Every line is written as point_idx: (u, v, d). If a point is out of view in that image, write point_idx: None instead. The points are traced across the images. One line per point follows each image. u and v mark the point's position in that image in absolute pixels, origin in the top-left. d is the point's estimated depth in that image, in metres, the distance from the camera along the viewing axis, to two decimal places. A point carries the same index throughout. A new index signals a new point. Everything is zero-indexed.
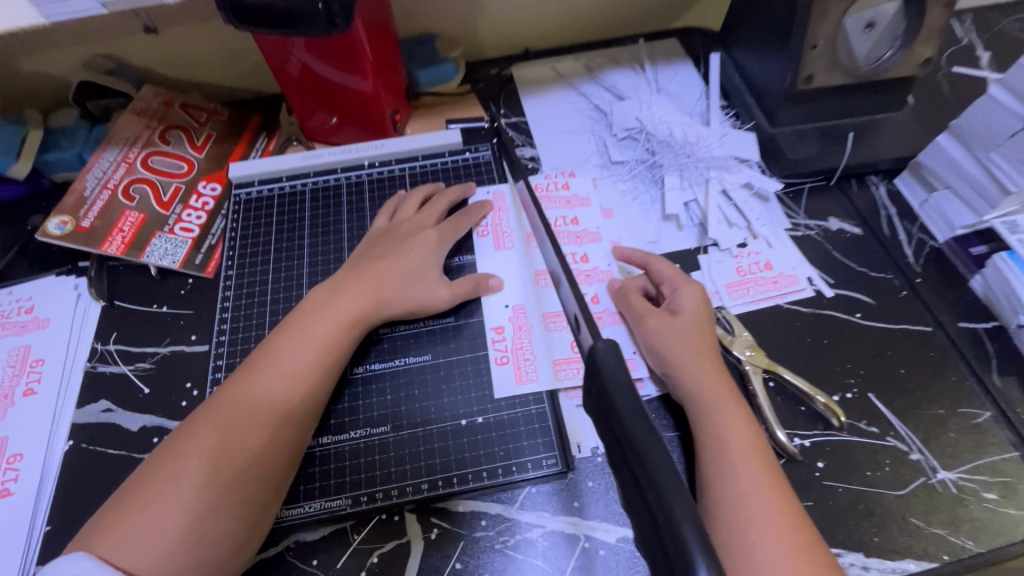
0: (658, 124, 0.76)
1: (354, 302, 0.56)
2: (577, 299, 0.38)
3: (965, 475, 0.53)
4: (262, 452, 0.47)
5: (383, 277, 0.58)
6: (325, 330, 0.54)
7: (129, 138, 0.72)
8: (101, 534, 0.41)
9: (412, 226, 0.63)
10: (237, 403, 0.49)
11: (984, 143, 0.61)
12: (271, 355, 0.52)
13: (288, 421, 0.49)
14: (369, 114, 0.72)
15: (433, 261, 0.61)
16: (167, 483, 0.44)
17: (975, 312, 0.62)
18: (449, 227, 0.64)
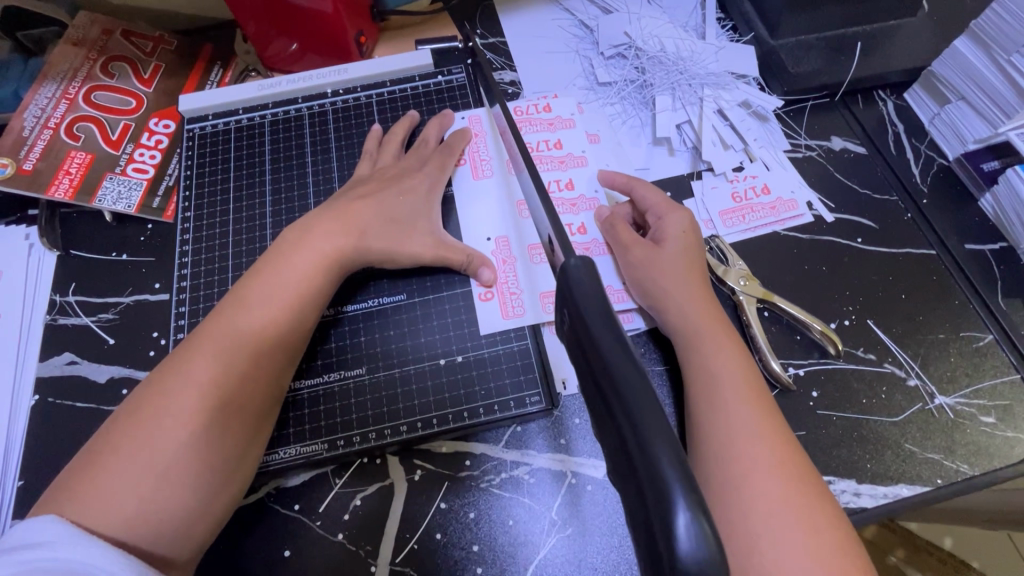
0: (648, 40, 0.70)
1: (330, 239, 0.51)
2: (551, 218, 0.34)
3: (963, 400, 0.51)
4: (231, 406, 0.43)
5: (362, 215, 0.53)
6: (298, 272, 0.49)
7: (68, 72, 0.66)
8: (65, 496, 0.38)
9: (390, 166, 0.59)
10: (204, 354, 0.44)
11: (1004, 43, 0.55)
12: (240, 301, 0.47)
13: (263, 370, 0.46)
14: (331, 38, 0.65)
15: (406, 195, 0.56)
16: (133, 442, 0.40)
17: (983, 233, 0.59)
18: (430, 160, 0.59)
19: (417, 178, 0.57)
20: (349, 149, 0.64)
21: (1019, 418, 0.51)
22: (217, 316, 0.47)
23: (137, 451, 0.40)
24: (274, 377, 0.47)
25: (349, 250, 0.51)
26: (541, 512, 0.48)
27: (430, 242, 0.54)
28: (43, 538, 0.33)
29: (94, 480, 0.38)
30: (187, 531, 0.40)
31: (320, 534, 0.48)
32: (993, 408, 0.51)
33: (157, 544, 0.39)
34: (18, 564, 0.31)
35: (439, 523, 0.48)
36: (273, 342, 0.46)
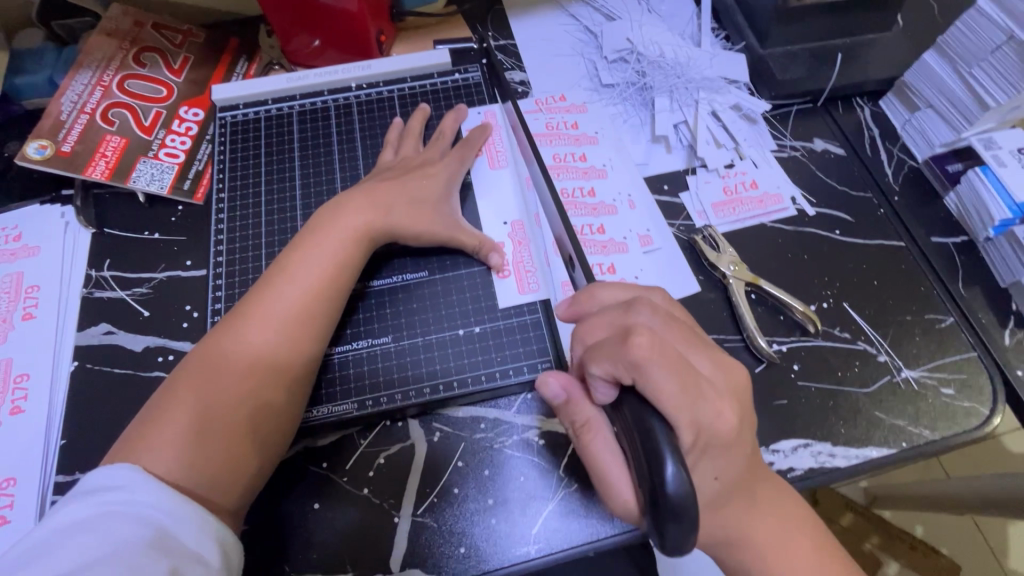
0: (648, 46, 0.75)
1: (361, 217, 0.56)
2: (574, 245, 0.47)
3: (927, 373, 0.58)
4: (280, 370, 0.48)
5: (393, 198, 0.58)
6: (337, 251, 0.53)
7: (101, 60, 0.70)
8: (131, 446, 0.43)
9: (420, 160, 0.63)
10: (253, 323, 0.49)
11: (967, 57, 0.62)
12: (282, 276, 0.51)
13: (305, 340, 0.50)
14: (353, 36, 0.70)
15: (427, 180, 0.61)
16: (192, 401, 0.45)
17: (947, 227, 0.65)
18: (459, 151, 0.64)
19: (442, 166, 0.63)
20: (372, 139, 0.68)
21: (975, 390, 0.57)
22: (262, 289, 0.51)
23: (195, 409, 0.45)
24: (316, 345, 0.51)
25: (381, 230, 0.56)
26: (548, 470, 0.53)
27: (451, 225, 0.59)
28: (117, 482, 0.39)
29: (157, 432, 0.43)
30: (240, 481, 0.45)
31: (348, 488, 0.52)
32: (953, 381, 0.57)
33: (214, 490, 0.43)
34: (101, 505, 0.37)
35: (457, 478, 0.52)
36: (314, 313, 0.51)
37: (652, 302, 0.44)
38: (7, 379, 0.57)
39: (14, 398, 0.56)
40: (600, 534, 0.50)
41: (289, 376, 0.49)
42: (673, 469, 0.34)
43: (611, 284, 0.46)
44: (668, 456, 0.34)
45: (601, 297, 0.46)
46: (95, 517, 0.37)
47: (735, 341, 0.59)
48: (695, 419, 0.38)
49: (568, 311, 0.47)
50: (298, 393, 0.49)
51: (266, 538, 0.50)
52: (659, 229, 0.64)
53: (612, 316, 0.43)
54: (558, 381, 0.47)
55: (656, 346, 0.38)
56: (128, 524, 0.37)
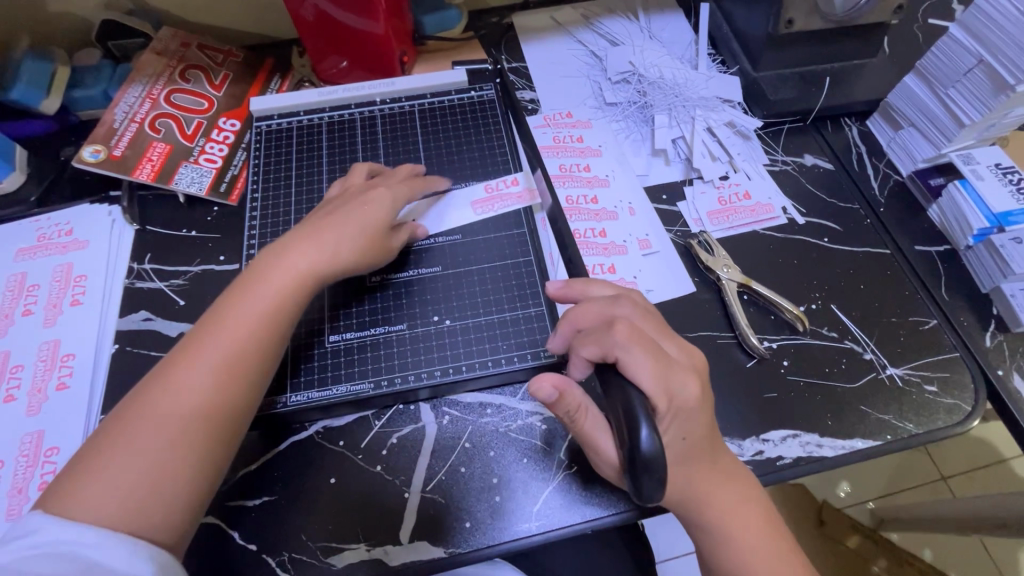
0: (649, 68, 0.81)
1: (298, 255, 0.55)
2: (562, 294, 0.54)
3: (910, 371, 0.61)
4: (214, 406, 0.48)
5: (330, 227, 0.56)
6: (275, 292, 0.53)
7: (152, 76, 0.77)
8: (60, 493, 0.43)
9: (361, 185, 0.62)
10: (194, 366, 0.49)
11: (943, 80, 0.67)
12: (220, 318, 0.51)
13: (247, 383, 0.50)
14: (380, 57, 0.77)
15: (364, 203, 0.59)
16: (126, 447, 0.45)
17: (932, 237, 0.69)
18: (400, 184, 0.63)
19: (379, 190, 0.61)
20: (394, 149, 0.74)
21: (957, 388, 0.60)
22: (205, 327, 0.51)
23: (129, 454, 0.45)
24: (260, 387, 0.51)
25: (318, 272, 0.55)
26: (550, 453, 0.56)
27: None
28: (34, 527, 0.41)
29: (87, 480, 0.43)
30: (174, 514, 0.45)
31: (363, 466, 0.56)
32: (935, 378, 0.60)
33: (149, 534, 0.43)
34: (23, 550, 0.40)
35: (464, 459, 0.56)
36: (247, 343, 0.51)
37: (634, 296, 0.51)
38: (53, 358, 0.62)
39: (60, 375, 0.61)
40: (601, 513, 0.54)
41: (228, 421, 0.49)
42: (647, 433, 0.39)
43: (600, 280, 0.53)
44: (643, 422, 0.39)
45: (589, 289, 0.52)
46: (14, 562, 0.39)
47: (728, 338, 0.63)
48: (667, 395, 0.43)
49: (558, 295, 0.52)
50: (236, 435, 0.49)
51: (286, 507, 0.54)
52: (658, 234, 0.69)
53: (598, 305, 0.49)
54: (547, 380, 0.45)
55: (634, 333, 0.45)
56: (57, 564, 0.39)
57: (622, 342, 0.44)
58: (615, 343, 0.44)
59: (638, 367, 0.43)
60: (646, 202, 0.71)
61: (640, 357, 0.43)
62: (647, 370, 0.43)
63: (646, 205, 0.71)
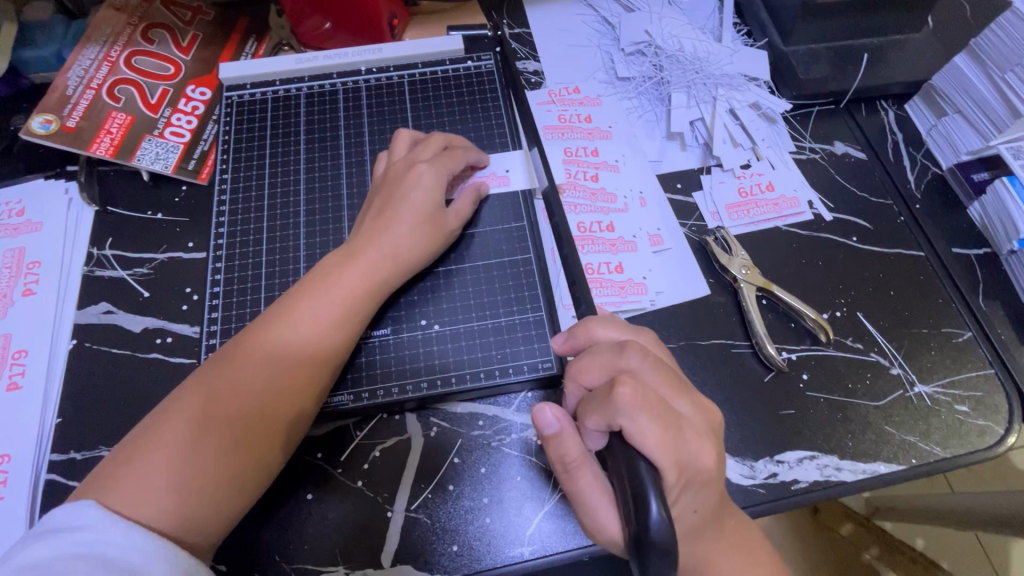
0: (667, 39, 0.73)
1: (373, 268, 0.52)
2: (565, 342, 0.47)
3: (940, 389, 0.56)
4: (271, 417, 0.46)
5: (392, 232, 0.54)
6: (342, 294, 0.51)
7: (110, 35, 0.69)
8: (101, 484, 0.41)
9: (402, 165, 0.58)
10: (244, 368, 0.47)
11: (1001, 63, 0.59)
12: (279, 322, 0.49)
13: (301, 386, 0.48)
14: (365, 19, 0.69)
15: (410, 188, 0.55)
16: (173, 441, 0.43)
17: (970, 238, 0.63)
18: (443, 163, 0.57)
19: (421, 172, 0.56)
20: (380, 127, 0.66)
21: (990, 408, 0.55)
22: (261, 325, 0.49)
23: (178, 447, 0.43)
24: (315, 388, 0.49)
25: (386, 276, 0.53)
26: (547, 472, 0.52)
27: (451, 224, 0.57)
28: (78, 522, 0.38)
29: (133, 469, 0.42)
30: (217, 523, 0.43)
31: (341, 481, 0.52)
32: (967, 398, 0.55)
33: (188, 534, 0.42)
34: (60, 547, 0.36)
35: (452, 475, 0.52)
36: (314, 355, 0.49)
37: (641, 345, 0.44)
38: (5, 354, 0.57)
39: (12, 374, 0.56)
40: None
41: (275, 424, 0.46)
42: (658, 510, 0.34)
43: (607, 321, 0.46)
44: (652, 495, 0.35)
45: (594, 333, 0.46)
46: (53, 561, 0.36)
47: (743, 347, 0.57)
48: (679, 458, 0.38)
49: (565, 348, 0.47)
50: (287, 441, 0.47)
51: (259, 527, 0.50)
52: (671, 229, 0.62)
53: (605, 355, 0.43)
54: (550, 409, 0.42)
55: (639, 392, 0.39)
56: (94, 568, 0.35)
57: (627, 402, 0.38)
58: (619, 404, 0.38)
59: (644, 431, 0.37)
60: (661, 195, 0.64)
61: (646, 424, 0.38)
62: (653, 434, 0.37)
63: (659, 199, 0.64)
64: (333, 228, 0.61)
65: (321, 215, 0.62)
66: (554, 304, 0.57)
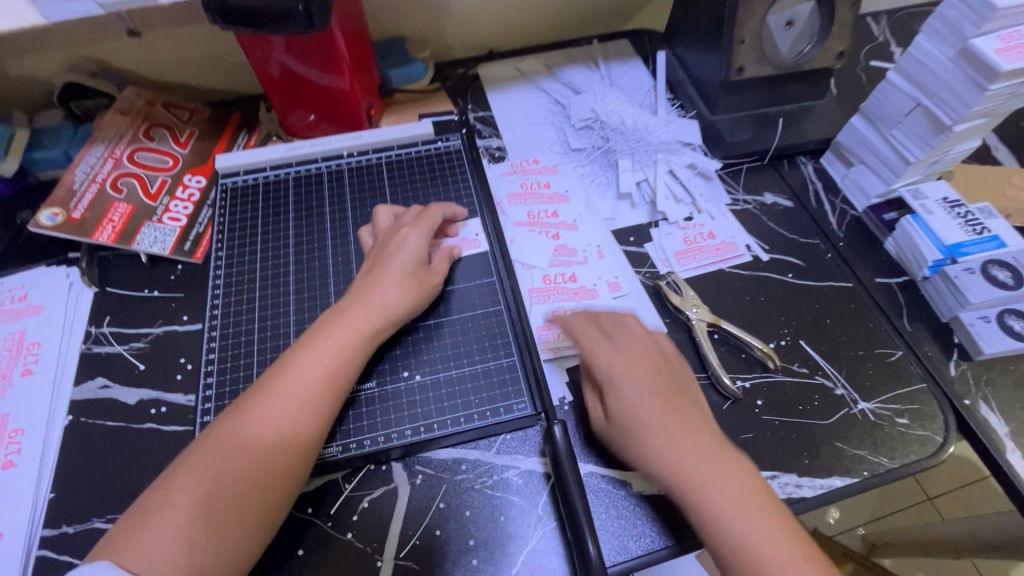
0: (610, 114, 0.83)
1: (366, 320, 0.57)
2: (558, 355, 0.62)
3: (881, 404, 0.61)
4: (276, 470, 0.49)
5: (381, 288, 0.59)
6: (337, 348, 0.55)
7: (114, 136, 0.76)
8: (117, 543, 0.44)
9: (389, 233, 0.65)
10: (249, 425, 0.50)
11: (887, 122, 0.69)
12: (282, 376, 0.53)
13: (303, 435, 0.51)
14: (345, 111, 0.78)
15: (397, 247, 0.63)
16: (190, 493, 0.46)
17: (889, 269, 0.71)
18: (423, 224, 0.65)
19: (406, 235, 0.64)
20: (362, 202, 0.74)
21: (927, 418, 0.60)
22: (263, 384, 0.53)
23: (189, 501, 0.46)
24: (315, 436, 0.52)
25: (377, 327, 0.58)
26: (530, 509, 0.54)
27: (433, 279, 0.63)
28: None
29: (147, 528, 0.44)
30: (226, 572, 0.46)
31: (332, 534, 0.54)
32: (906, 410, 0.61)
33: None
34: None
35: (439, 521, 0.54)
36: (315, 407, 0.52)
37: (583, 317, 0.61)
38: (1, 434, 0.59)
39: (8, 452, 0.58)
40: (612, 560, 0.52)
41: (280, 471, 0.49)
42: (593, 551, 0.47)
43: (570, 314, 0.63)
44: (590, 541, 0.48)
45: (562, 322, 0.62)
46: None
47: (700, 379, 0.63)
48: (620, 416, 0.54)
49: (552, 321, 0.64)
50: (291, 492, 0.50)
51: None
52: (627, 277, 0.69)
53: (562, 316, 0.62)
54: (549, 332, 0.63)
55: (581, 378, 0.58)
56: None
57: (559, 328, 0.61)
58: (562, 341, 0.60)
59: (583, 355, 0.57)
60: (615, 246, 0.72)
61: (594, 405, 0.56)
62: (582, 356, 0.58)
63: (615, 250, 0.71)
64: (321, 294, 0.66)
65: (310, 283, 0.67)
66: (528, 346, 0.62)
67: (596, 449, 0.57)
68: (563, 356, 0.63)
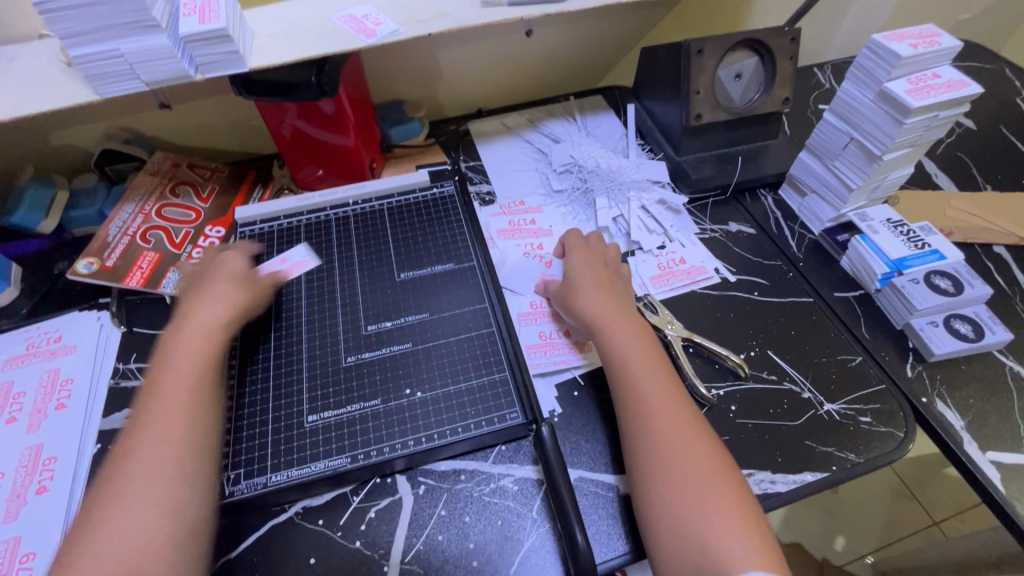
0: (588, 159, 0.93)
1: (198, 339, 0.62)
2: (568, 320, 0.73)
3: (846, 405, 0.66)
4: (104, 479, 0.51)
5: (200, 308, 0.66)
6: (185, 365, 0.59)
7: (144, 193, 0.85)
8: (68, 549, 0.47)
9: (213, 255, 0.75)
10: (129, 440, 0.54)
11: (829, 155, 0.79)
12: (146, 394, 0.57)
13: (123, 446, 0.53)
14: (351, 165, 0.88)
15: (206, 274, 0.71)
16: (134, 495, 0.50)
17: (846, 284, 0.78)
18: (243, 249, 0.76)
19: (227, 257, 0.73)
20: (366, 242, 0.82)
21: (889, 416, 0.66)
22: (154, 397, 0.57)
23: (123, 504, 0.49)
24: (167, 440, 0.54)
25: (204, 345, 0.62)
26: (524, 512, 0.59)
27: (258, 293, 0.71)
28: None
29: (94, 531, 0.48)
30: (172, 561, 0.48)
31: (341, 543, 0.57)
32: (868, 410, 0.66)
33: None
34: None
35: (441, 527, 0.58)
36: (149, 419, 0.55)
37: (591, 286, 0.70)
38: (35, 463, 0.64)
39: (41, 479, 0.62)
40: (602, 558, 0.56)
41: (169, 471, 0.52)
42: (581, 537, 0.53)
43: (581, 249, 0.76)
44: (577, 528, 0.54)
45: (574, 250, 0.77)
46: None
47: None
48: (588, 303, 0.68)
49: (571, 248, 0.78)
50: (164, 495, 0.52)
51: None
52: None
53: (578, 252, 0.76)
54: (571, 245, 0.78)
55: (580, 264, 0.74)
56: None
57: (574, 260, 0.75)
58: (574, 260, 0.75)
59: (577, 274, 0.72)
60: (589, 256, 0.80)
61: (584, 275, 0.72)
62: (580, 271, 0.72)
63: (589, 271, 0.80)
64: (330, 322, 0.72)
65: (319, 313, 0.73)
66: (521, 361, 0.68)
67: (587, 454, 0.63)
68: (550, 372, 0.69)
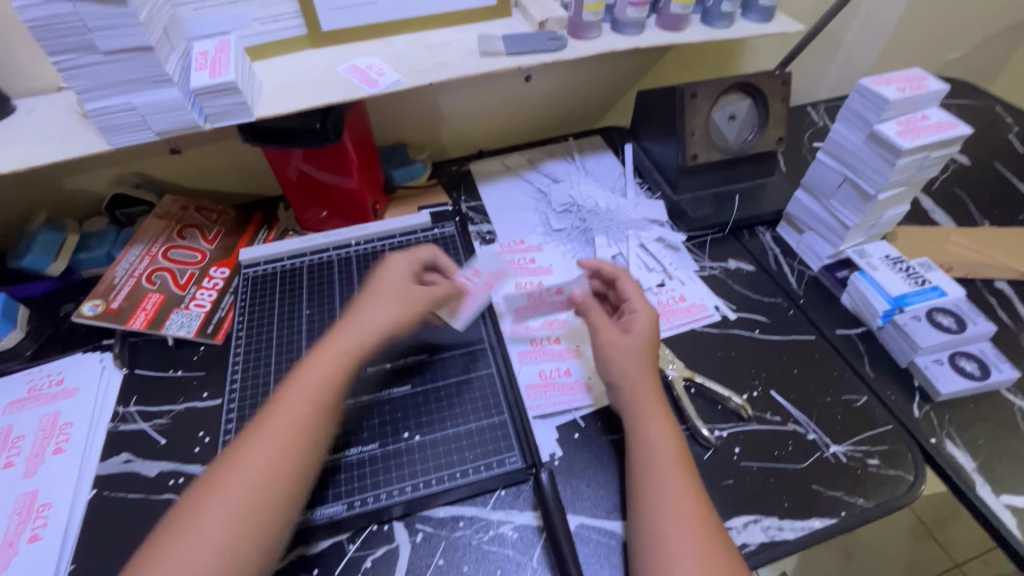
0: (586, 199, 0.94)
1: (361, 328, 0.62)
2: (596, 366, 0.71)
3: (853, 447, 0.65)
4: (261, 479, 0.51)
5: (373, 304, 0.65)
6: (326, 359, 0.59)
7: (152, 236, 0.87)
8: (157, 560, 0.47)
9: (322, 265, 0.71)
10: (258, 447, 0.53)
11: (825, 193, 0.80)
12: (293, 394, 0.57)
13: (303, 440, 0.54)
14: (354, 207, 0.90)
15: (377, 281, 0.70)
16: (213, 515, 0.49)
17: (848, 321, 0.78)
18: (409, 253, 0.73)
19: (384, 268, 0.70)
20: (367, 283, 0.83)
21: (897, 458, 0.64)
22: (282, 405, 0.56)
23: (217, 518, 0.49)
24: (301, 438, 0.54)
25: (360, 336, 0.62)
26: (524, 561, 0.57)
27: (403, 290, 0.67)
28: None
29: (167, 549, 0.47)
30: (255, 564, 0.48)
31: None
32: (876, 452, 0.65)
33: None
34: None
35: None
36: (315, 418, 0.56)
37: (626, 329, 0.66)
38: (29, 509, 0.63)
39: (34, 526, 0.62)
40: None
41: (280, 473, 0.52)
42: None
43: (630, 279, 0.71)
44: None
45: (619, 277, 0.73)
46: None
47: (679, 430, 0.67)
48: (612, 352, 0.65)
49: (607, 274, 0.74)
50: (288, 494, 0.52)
51: None
52: None
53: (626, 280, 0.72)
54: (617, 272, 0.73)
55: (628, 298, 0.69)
56: None
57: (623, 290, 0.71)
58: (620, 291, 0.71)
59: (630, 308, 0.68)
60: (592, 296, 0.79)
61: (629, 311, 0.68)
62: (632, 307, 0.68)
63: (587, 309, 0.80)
64: None
65: None
66: (518, 403, 0.68)
67: (587, 500, 0.61)
68: (551, 413, 0.68)
